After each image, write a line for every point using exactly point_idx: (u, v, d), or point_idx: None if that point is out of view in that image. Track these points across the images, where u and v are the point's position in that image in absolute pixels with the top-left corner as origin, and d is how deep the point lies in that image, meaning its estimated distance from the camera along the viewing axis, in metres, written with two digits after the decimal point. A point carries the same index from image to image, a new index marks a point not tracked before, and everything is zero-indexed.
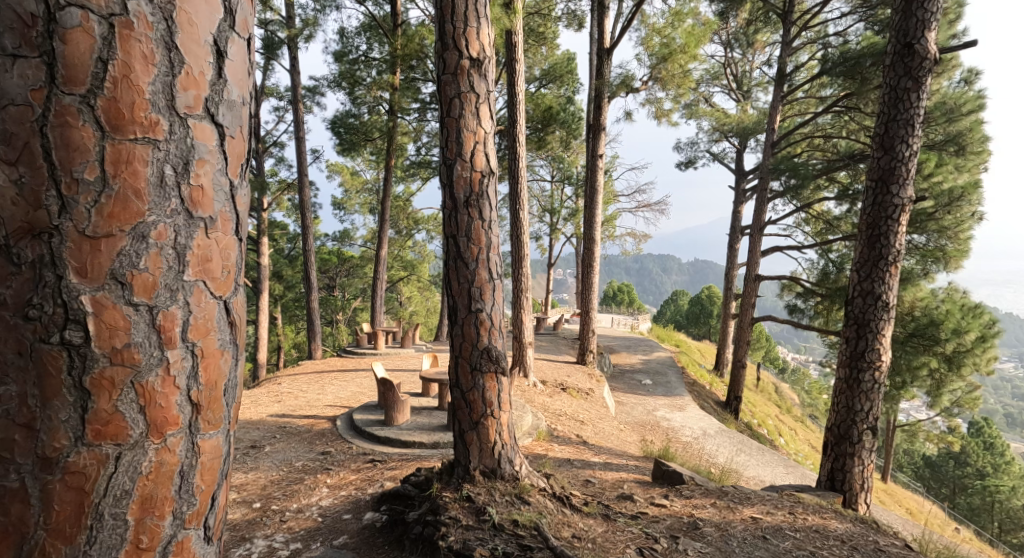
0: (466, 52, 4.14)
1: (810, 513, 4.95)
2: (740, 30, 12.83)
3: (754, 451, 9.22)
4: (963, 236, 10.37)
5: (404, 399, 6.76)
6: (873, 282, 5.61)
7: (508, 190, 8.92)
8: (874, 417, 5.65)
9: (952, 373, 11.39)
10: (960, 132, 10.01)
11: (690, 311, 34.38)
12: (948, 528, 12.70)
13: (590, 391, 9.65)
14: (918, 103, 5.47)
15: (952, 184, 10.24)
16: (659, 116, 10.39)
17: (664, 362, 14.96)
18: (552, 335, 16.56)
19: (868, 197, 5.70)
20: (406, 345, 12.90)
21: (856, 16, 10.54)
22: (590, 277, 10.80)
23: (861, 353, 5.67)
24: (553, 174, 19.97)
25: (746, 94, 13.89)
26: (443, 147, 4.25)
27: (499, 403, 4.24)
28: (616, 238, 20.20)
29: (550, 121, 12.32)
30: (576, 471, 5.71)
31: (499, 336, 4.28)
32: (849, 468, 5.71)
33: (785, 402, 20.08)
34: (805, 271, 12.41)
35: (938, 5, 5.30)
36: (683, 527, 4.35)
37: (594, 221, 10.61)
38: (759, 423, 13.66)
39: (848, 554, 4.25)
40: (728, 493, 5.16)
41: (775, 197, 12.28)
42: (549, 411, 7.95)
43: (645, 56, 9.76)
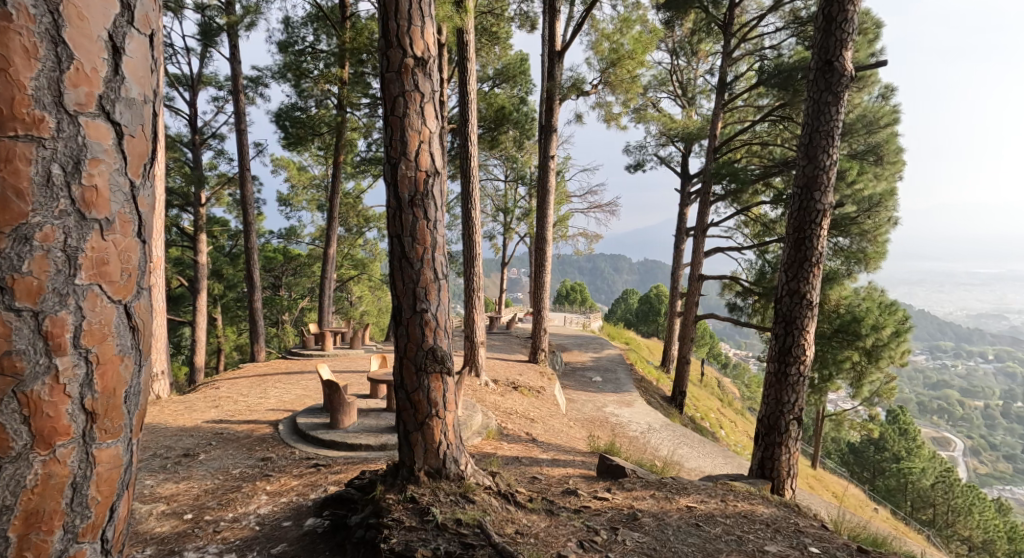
0: (409, 51, 4.15)
1: (740, 500, 5.18)
2: (684, 39, 13.14)
3: (696, 444, 9.53)
4: (882, 238, 10.96)
5: (351, 401, 6.72)
6: (799, 282, 5.88)
7: (459, 189, 8.93)
8: (800, 408, 5.94)
9: (870, 364, 12.23)
10: (879, 143, 10.64)
11: (641, 309, 35.10)
12: (869, 510, 13.46)
13: (541, 389, 9.77)
14: (837, 115, 5.79)
15: (872, 192, 10.64)
16: (608, 119, 10.59)
17: (613, 359, 15.27)
18: (503, 334, 16.64)
19: (794, 203, 5.97)
20: (355, 345, 12.77)
21: (788, 30, 10.96)
22: (543, 276, 10.91)
23: (787, 349, 5.94)
24: (507, 174, 20.03)
25: (691, 100, 14.26)
26: (387, 146, 4.25)
27: (443, 403, 4.28)
28: (568, 238, 20.42)
29: (503, 121, 12.37)
30: (523, 468, 5.78)
31: (444, 337, 4.31)
32: (777, 457, 5.98)
33: (727, 396, 20.76)
34: (744, 271, 12.86)
35: (855, 25, 5.60)
36: (623, 518, 4.49)
37: (545, 220, 10.72)
38: (702, 417, 14.08)
39: (773, 536, 4.46)
40: (666, 484, 5.34)
41: (716, 200, 12.66)
42: (500, 410, 8.02)
43: (595, 60, 9.94)
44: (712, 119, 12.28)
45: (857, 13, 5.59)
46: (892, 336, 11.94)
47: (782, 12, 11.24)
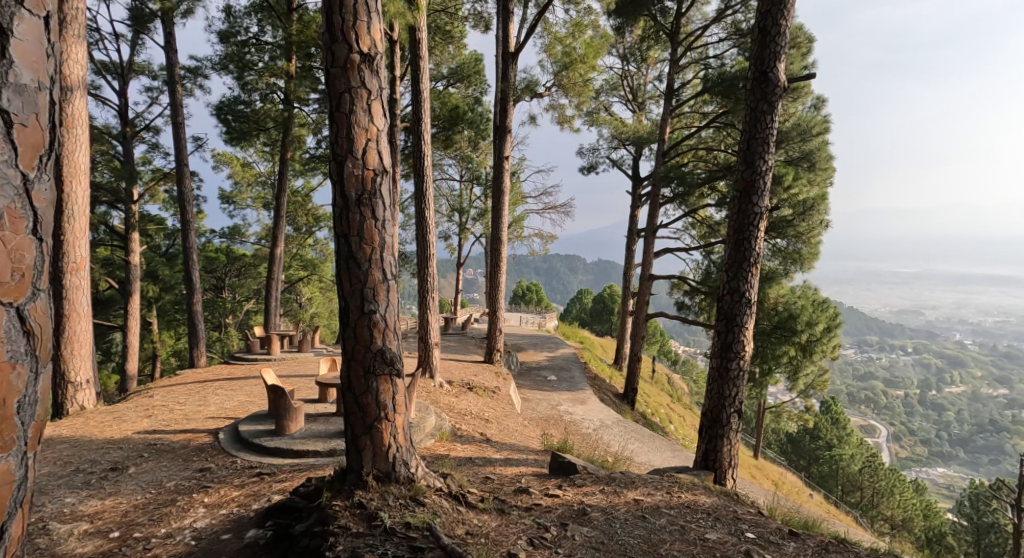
0: (355, 46, 4.16)
1: (684, 491, 5.36)
2: (634, 45, 13.35)
3: (646, 438, 9.79)
4: (815, 240, 11.53)
5: (297, 407, 6.63)
6: (739, 281, 6.12)
7: (413, 189, 8.89)
8: (740, 401, 6.18)
9: (806, 358, 12.79)
10: (812, 150, 11.07)
11: (595, 308, 35.58)
12: (805, 495, 14.19)
13: (497, 389, 9.83)
14: (772, 123, 6.05)
15: (806, 196, 11.11)
16: (562, 122, 10.73)
17: (568, 358, 15.46)
18: (459, 334, 16.61)
19: (733, 207, 6.20)
20: (304, 349, 12.53)
21: (730, 41, 11.34)
22: (499, 277, 10.94)
23: (728, 345, 6.16)
24: (462, 174, 19.99)
25: (641, 105, 14.53)
26: (332, 142, 4.23)
27: (393, 405, 4.31)
28: (524, 238, 20.49)
29: (457, 121, 12.36)
30: (475, 468, 5.84)
31: (393, 338, 4.33)
32: (720, 448, 6.20)
33: (677, 392, 21.30)
34: (692, 271, 13.24)
35: (787, 38, 5.88)
36: (573, 514, 4.61)
37: (500, 220, 10.77)
38: (653, 412, 14.42)
39: (715, 525, 4.66)
40: (615, 479, 5.47)
41: (666, 202, 12.99)
42: (454, 411, 8.04)
43: (548, 63, 10.05)
44: (661, 125, 12.60)
45: (789, 27, 5.88)
46: (825, 331, 12.53)
47: (725, 22, 11.63)
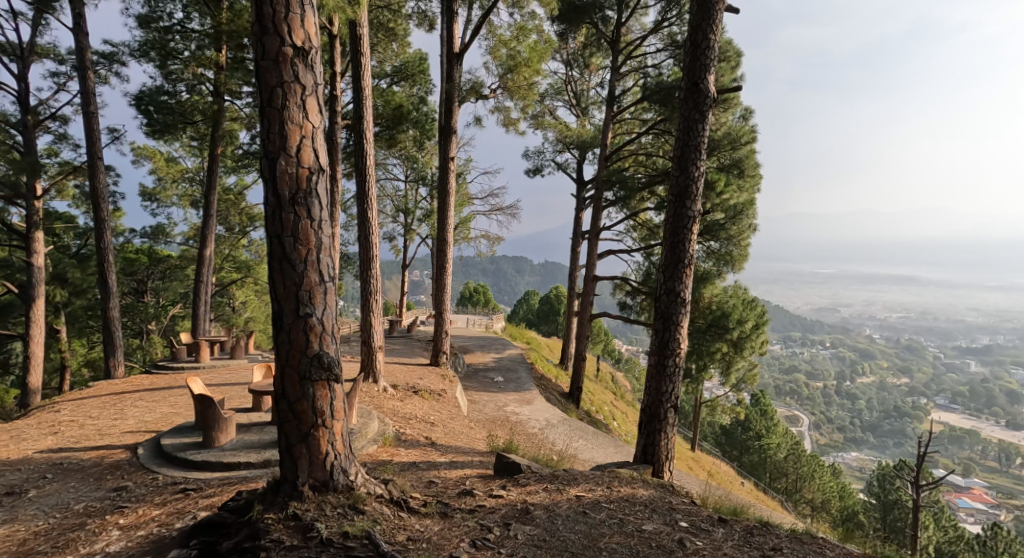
0: (288, 39, 4.20)
1: (623, 485, 5.55)
2: (577, 51, 13.51)
3: (590, 435, 10.00)
4: (745, 242, 11.91)
5: (227, 416, 6.43)
6: (674, 282, 6.36)
7: (356, 188, 8.77)
8: (676, 397, 6.40)
9: (738, 353, 13.30)
10: (741, 158, 11.50)
11: (543, 309, 35.87)
12: (736, 485, 14.88)
13: (443, 392, 9.82)
14: (704, 132, 6.33)
15: (737, 201, 11.58)
16: (507, 124, 10.80)
17: (515, 359, 15.57)
18: (404, 337, 16.43)
19: (668, 211, 6.41)
20: (237, 355, 12.15)
21: (666, 52, 11.69)
22: (445, 278, 10.90)
23: (665, 343, 6.37)
24: (407, 174, 19.78)
25: (585, 111, 14.75)
26: (264, 139, 4.25)
27: (330, 412, 4.40)
28: (471, 240, 20.39)
29: (401, 120, 12.22)
30: (418, 473, 5.85)
31: (331, 342, 4.39)
32: (658, 442, 6.40)
33: (622, 390, 21.73)
34: (633, 272, 13.59)
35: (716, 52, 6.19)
36: (516, 513, 4.80)
37: (446, 222, 10.75)
38: (598, 410, 14.70)
39: (651, 517, 4.96)
40: (559, 476, 5.58)
41: (608, 206, 13.25)
42: (399, 416, 8.00)
43: (493, 66, 10.12)
44: (603, 131, 12.87)
45: (717, 41, 6.19)
46: (753, 328, 13.20)
47: (662, 33, 12.03)
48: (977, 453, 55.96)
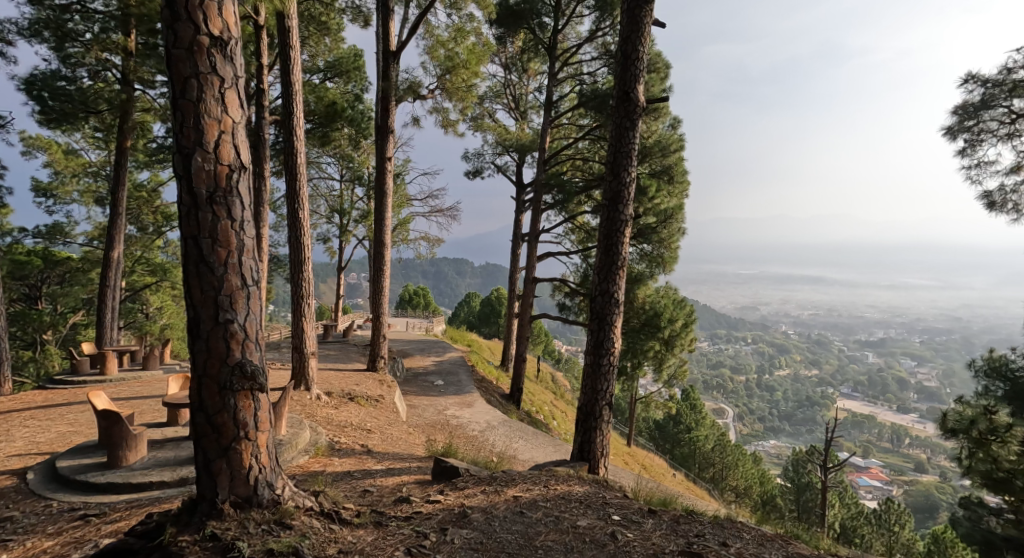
0: (204, 28, 4.07)
1: (560, 482, 5.67)
2: (515, 56, 13.56)
3: (530, 435, 10.11)
4: (675, 245, 12.33)
5: (137, 434, 6.18)
6: (608, 283, 6.51)
7: (285, 186, 8.51)
8: (611, 395, 6.55)
9: (669, 351, 14.23)
10: (671, 165, 11.87)
11: (483, 312, 35.97)
12: (666, 477, 15.60)
13: (381, 398, 9.69)
14: (634, 138, 6.52)
15: (668, 205, 11.99)
16: (445, 125, 10.75)
17: (456, 362, 15.51)
18: (340, 343, 16.08)
19: (601, 215, 6.56)
20: (149, 366, 11.56)
21: (601, 60, 11.98)
22: (382, 283, 10.72)
23: (600, 342, 6.51)
24: (342, 173, 19.40)
25: (523, 115, 14.85)
26: (177, 133, 4.11)
27: (253, 423, 4.29)
28: (410, 242, 20.07)
29: (335, 118, 11.93)
30: (351, 482, 5.76)
31: (254, 349, 4.29)
32: (593, 440, 6.53)
33: (561, 390, 22.05)
34: (573, 274, 13.86)
35: (645, 62, 6.40)
36: (453, 518, 4.81)
37: (383, 223, 10.62)
38: (538, 411, 14.84)
39: (586, 512, 5.07)
40: (497, 478, 5.63)
41: (547, 209, 13.41)
42: (332, 424, 7.84)
43: (430, 66, 10.06)
44: (542, 134, 13.01)
45: (646, 50, 6.40)
46: (683, 326, 13.93)
47: (596, 42, 12.31)
48: (875, 436, 61.25)
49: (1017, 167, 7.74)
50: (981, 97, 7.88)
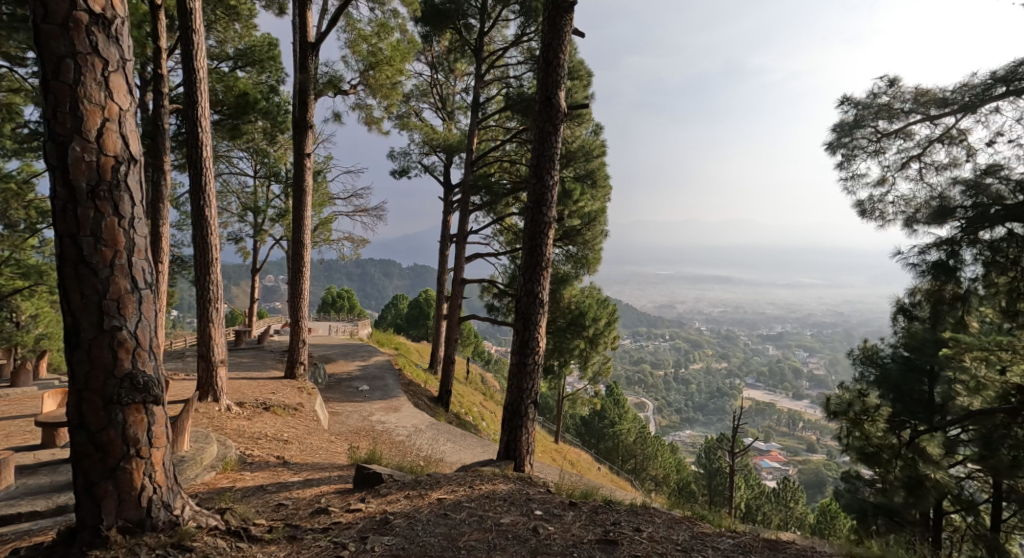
0: (83, 5, 3.78)
1: (485, 482, 5.65)
2: (441, 55, 13.39)
3: (457, 437, 10.07)
4: (598, 247, 12.65)
5: (5, 460, 5.66)
6: (533, 283, 6.53)
7: (190, 182, 8.04)
8: (537, 393, 6.57)
9: (594, 348, 14.47)
10: (594, 170, 12.16)
11: (410, 314, 35.53)
12: (592, 471, 16.00)
13: (299, 406, 9.35)
14: (557, 142, 6.59)
15: (592, 208, 12.22)
16: (369, 122, 10.51)
17: (381, 366, 15.20)
18: (255, 349, 15.40)
19: (525, 216, 6.58)
20: (23, 384, 10.59)
21: (526, 65, 12.09)
22: (301, 285, 10.32)
23: (526, 341, 6.53)
24: (256, 169, 18.55)
25: (450, 115, 14.72)
26: (50, 120, 3.78)
27: (147, 439, 4.03)
28: (332, 242, 19.45)
29: (247, 110, 11.40)
30: (264, 497, 5.50)
31: (146, 358, 4.03)
32: (519, 438, 6.55)
33: (490, 390, 22.12)
34: (501, 275, 13.90)
35: (566, 67, 6.47)
36: (375, 525, 4.70)
37: (302, 223, 10.27)
38: (466, 412, 14.80)
39: (511, 510, 5.06)
40: (421, 481, 5.54)
41: (475, 210, 13.37)
42: (245, 436, 7.49)
43: (352, 61, 9.78)
44: (470, 136, 12.97)
45: (566, 56, 6.47)
46: (607, 325, 14.30)
47: (521, 46, 12.41)
48: (779, 423, 65.55)
49: (882, 180, 8.18)
50: (852, 117, 8.17)
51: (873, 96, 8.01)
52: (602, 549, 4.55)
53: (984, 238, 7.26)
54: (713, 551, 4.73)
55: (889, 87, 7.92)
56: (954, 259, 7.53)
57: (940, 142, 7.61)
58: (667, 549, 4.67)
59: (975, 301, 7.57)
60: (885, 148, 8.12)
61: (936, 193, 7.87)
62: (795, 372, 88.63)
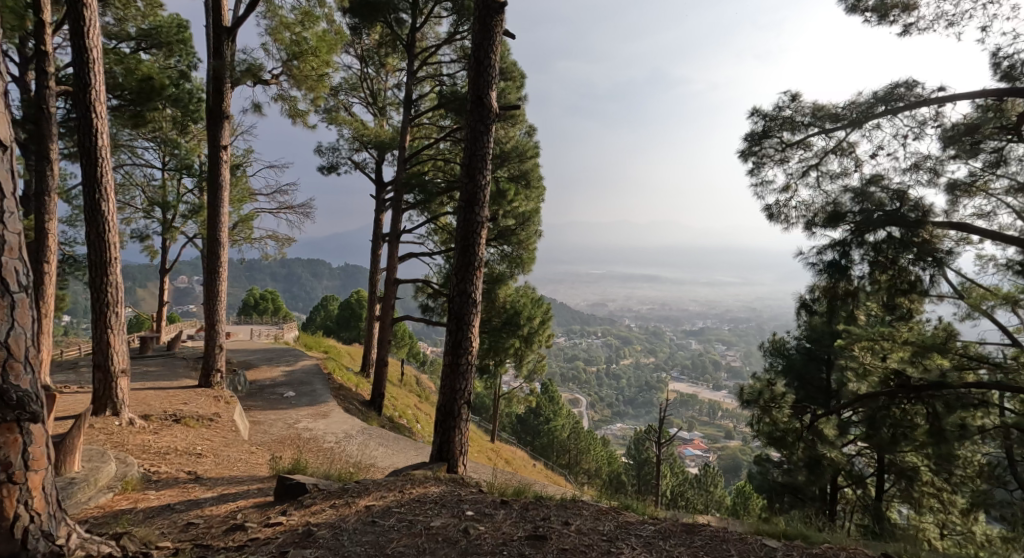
0: None
1: (415, 485, 5.54)
2: (372, 49, 13.02)
3: (389, 441, 9.86)
4: (532, 247, 12.71)
5: None
6: (466, 283, 6.44)
7: (84, 175, 7.47)
8: (470, 393, 6.49)
9: (528, 347, 14.65)
10: (528, 170, 12.18)
11: (339, 316, 34.67)
12: (528, 469, 16.12)
13: (215, 416, 8.90)
14: (488, 143, 6.53)
15: (526, 208, 12.24)
16: (293, 115, 10.13)
17: (308, 371, 14.68)
18: (167, 356, 14.53)
19: (458, 216, 6.50)
20: None
21: (459, 63, 11.99)
22: (216, 287, 9.84)
23: (459, 342, 6.44)
24: (166, 161, 17.46)
25: (381, 111, 14.37)
26: None
27: (24, 462, 3.69)
28: (254, 241, 18.63)
29: (154, 96, 10.73)
30: (171, 517, 5.19)
31: (22, 371, 3.67)
32: (452, 439, 6.46)
33: (425, 392, 21.90)
34: (436, 275, 13.80)
35: (498, 69, 6.44)
36: (296, 539, 4.53)
37: (219, 220, 9.81)
38: (400, 415, 14.55)
39: (441, 513, 4.97)
40: (348, 489, 5.37)
41: (408, 209, 13.17)
42: (151, 452, 7.05)
43: (274, 49, 9.40)
44: (402, 133, 12.71)
45: (498, 60, 6.44)
46: (541, 323, 14.52)
47: (454, 44, 12.30)
48: (704, 414, 68.28)
49: (787, 187, 8.55)
50: (761, 128, 8.49)
51: (778, 109, 8.37)
52: (531, 545, 4.54)
53: (870, 239, 7.61)
54: (637, 539, 4.81)
55: (793, 100, 8.28)
56: (845, 259, 7.76)
57: (834, 153, 8.03)
58: (594, 541, 4.70)
59: (862, 296, 8.02)
60: (789, 157, 8.50)
61: (831, 200, 8.14)
62: (718, 365, 92.48)
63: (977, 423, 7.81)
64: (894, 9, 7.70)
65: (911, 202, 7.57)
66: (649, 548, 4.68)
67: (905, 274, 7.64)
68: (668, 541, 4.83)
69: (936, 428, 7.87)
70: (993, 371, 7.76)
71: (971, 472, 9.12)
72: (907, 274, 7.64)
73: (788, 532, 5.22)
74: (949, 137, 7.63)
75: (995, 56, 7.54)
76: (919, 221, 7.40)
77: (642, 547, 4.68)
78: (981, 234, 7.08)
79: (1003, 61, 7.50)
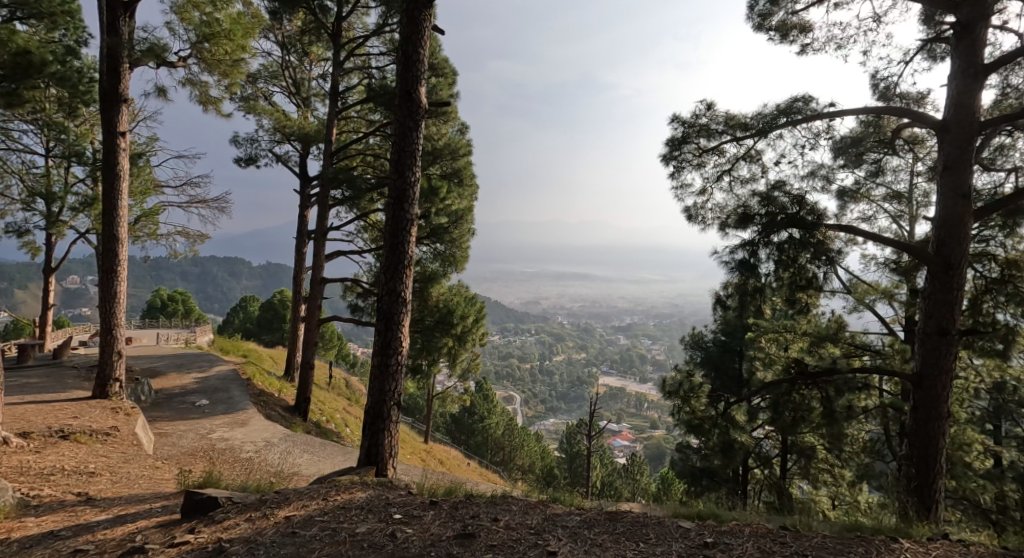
0: None
1: (341, 492, 5.33)
2: (294, 37, 12.49)
3: (313, 447, 9.54)
4: (465, 245, 12.61)
5: None
6: (394, 282, 6.27)
7: None
8: (399, 394, 6.33)
9: (461, 346, 14.53)
10: (460, 168, 12.05)
11: (260, 318, 33.34)
12: (461, 469, 16.05)
13: (114, 430, 8.33)
14: (417, 140, 6.38)
15: (458, 207, 12.14)
16: (204, 102, 9.61)
17: (224, 377, 13.97)
18: (58, 366, 13.41)
19: (386, 213, 6.32)
20: None
21: (389, 56, 11.71)
22: (110, 287, 9.21)
23: (388, 342, 6.25)
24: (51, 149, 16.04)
25: (305, 101, 13.86)
26: None
27: None
28: (160, 237, 17.60)
29: (35, 74, 9.64)
30: (54, 546, 4.84)
31: None
32: (381, 442, 6.27)
33: (355, 395, 21.42)
34: (365, 274, 13.54)
35: (426, 65, 6.31)
36: None
37: (116, 216, 9.18)
38: (328, 419, 14.13)
39: (367, 519, 4.79)
40: (267, 500, 5.10)
41: (335, 205, 12.78)
42: (33, 473, 6.50)
43: (183, 31, 8.81)
44: (329, 124, 12.31)
45: (427, 56, 6.31)
46: (473, 323, 14.42)
47: (383, 36, 12.01)
48: (633, 406, 70.23)
49: (704, 191, 8.80)
50: (681, 134, 8.72)
51: (695, 116, 8.61)
52: (460, 544, 4.46)
53: (775, 239, 7.90)
54: (564, 530, 4.81)
55: (710, 109, 8.53)
56: (754, 258, 8.02)
57: (744, 160, 8.33)
58: (523, 535, 4.67)
59: (769, 291, 8.14)
60: (706, 162, 8.74)
61: (742, 204, 8.45)
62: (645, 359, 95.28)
63: (860, 403, 8.27)
64: (793, 30, 8.03)
65: (808, 207, 7.96)
66: (576, 538, 4.69)
67: (803, 272, 7.93)
68: (593, 530, 4.86)
69: (828, 410, 7.99)
70: (874, 357, 8.62)
71: (857, 448, 10.18)
72: (805, 271, 7.94)
73: (703, 513, 5.37)
74: (839, 148, 7.73)
75: (874, 77, 8.05)
76: (815, 223, 7.84)
77: (569, 537, 4.68)
78: (865, 236, 7.45)
79: (881, 81, 8.02)
